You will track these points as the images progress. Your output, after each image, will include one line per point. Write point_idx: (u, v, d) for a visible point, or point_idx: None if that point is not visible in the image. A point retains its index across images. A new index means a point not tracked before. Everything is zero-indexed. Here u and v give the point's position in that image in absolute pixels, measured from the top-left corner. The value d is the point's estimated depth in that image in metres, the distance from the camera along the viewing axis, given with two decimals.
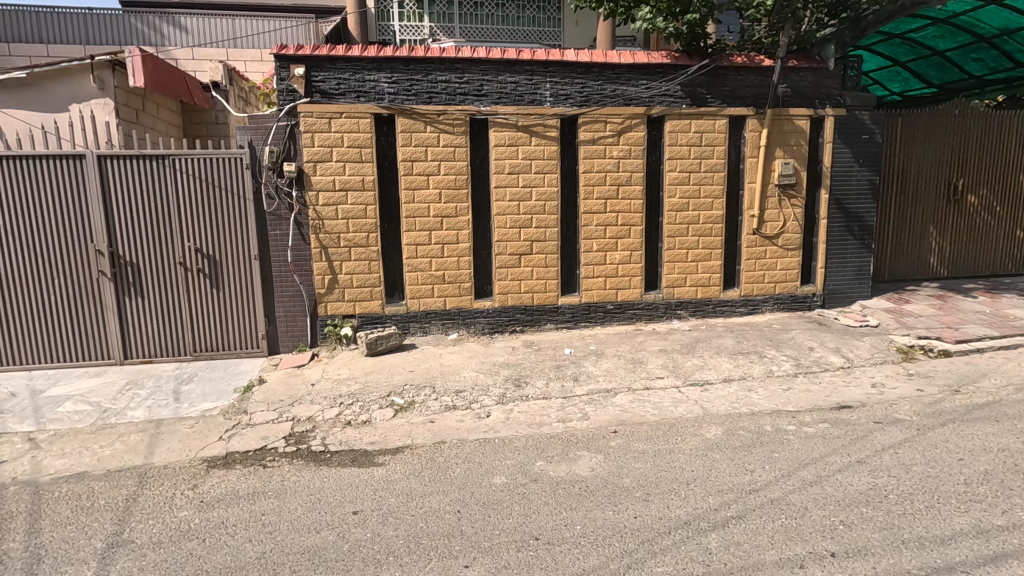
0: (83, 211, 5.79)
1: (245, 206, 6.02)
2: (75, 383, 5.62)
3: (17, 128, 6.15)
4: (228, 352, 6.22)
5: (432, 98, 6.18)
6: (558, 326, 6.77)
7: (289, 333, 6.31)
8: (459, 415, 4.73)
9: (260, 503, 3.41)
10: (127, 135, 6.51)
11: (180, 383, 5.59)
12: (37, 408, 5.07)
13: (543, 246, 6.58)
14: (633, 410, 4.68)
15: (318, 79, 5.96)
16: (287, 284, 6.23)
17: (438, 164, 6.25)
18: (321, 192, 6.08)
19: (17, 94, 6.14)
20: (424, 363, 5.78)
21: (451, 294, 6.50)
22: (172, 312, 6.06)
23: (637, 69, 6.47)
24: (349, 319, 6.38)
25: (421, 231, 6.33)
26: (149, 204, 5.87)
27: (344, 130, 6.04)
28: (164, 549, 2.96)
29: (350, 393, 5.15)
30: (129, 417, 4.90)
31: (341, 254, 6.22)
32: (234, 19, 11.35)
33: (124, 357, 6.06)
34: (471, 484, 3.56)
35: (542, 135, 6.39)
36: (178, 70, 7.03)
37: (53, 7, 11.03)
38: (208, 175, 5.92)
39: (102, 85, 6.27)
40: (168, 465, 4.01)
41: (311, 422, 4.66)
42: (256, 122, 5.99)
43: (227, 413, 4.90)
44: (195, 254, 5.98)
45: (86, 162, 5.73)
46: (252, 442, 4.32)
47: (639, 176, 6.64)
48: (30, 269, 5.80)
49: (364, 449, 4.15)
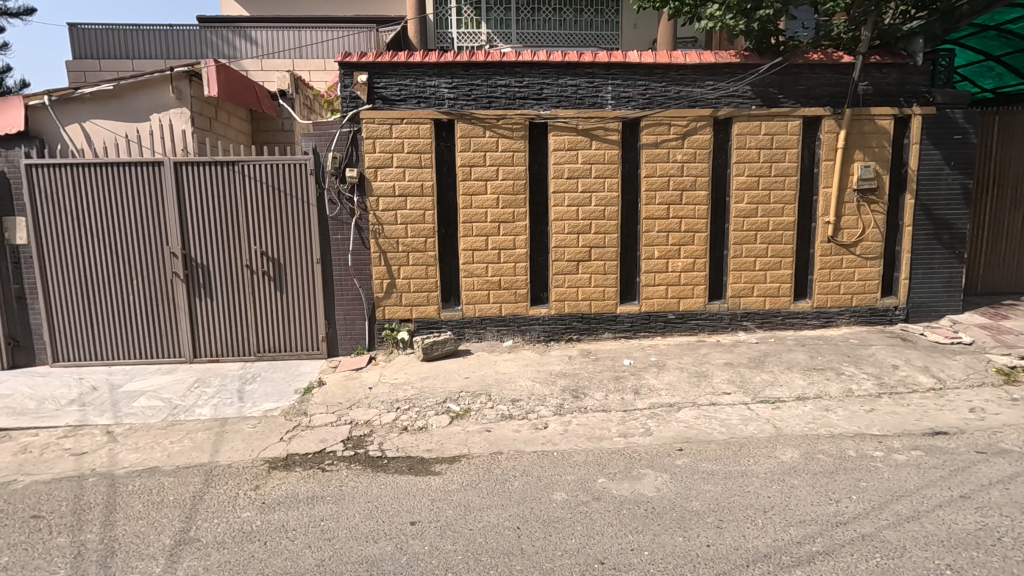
0: (160, 215, 6.08)
1: (309, 211, 6.15)
2: (149, 380, 5.88)
3: (104, 138, 6.54)
4: (291, 353, 6.36)
5: (492, 103, 6.12)
6: (616, 335, 6.56)
7: (347, 336, 6.39)
8: (517, 425, 4.62)
9: (318, 507, 3.41)
10: (201, 143, 6.81)
11: (245, 382, 5.75)
12: (114, 403, 5.32)
13: (602, 253, 6.40)
14: (699, 426, 4.43)
15: (380, 86, 6.03)
16: (347, 287, 6.31)
17: (496, 169, 6.19)
18: (381, 198, 6.15)
19: (105, 105, 6.53)
20: (480, 370, 5.72)
21: (507, 301, 6.41)
22: (239, 313, 6.26)
23: (703, 70, 6.20)
24: (406, 323, 6.40)
25: (478, 236, 6.29)
26: (220, 208, 6.10)
27: (404, 136, 6.08)
28: (227, 551, 2.98)
29: (406, 398, 5.14)
30: (197, 415, 5.06)
31: (399, 258, 6.26)
32: (300, 31, 11.80)
33: (193, 355, 6.30)
34: (532, 499, 3.43)
35: (603, 139, 6.22)
36: (250, 79, 7.31)
37: (137, 24, 11.79)
38: (274, 181, 6.09)
39: (180, 96, 6.63)
40: (232, 464, 4.09)
41: (368, 426, 4.66)
42: (320, 129, 6.11)
43: (288, 414, 4.98)
44: (261, 257, 6.17)
45: (164, 168, 6.01)
46: (312, 444, 4.36)
47: (704, 180, 6.36)
48: (113, 269, 6.13)
49: (420, 457, 4.10)
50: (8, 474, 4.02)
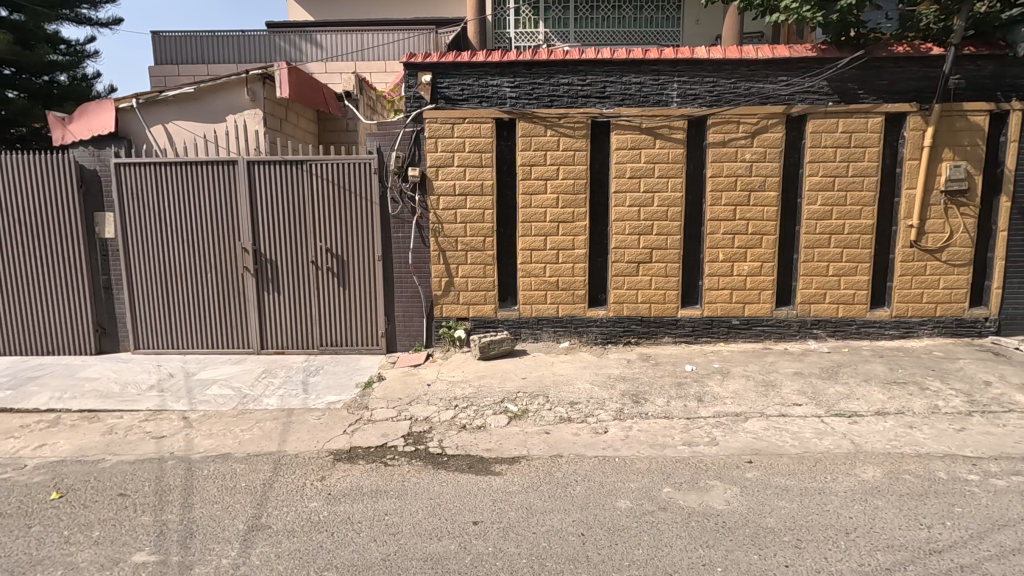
0: (233, 212, 6.36)
1: (371, 208, 6.28)
2: (220, 369, 6.16)
3: (184, 137, 6.94)
4: (352, 348, 6.52)
5: (553, 102, 6.07)
6: (676, 340, 6.37)
7: (406, 333, 6.49)
8: (576, 428, 4.54)
9: (382, 501, 3.45)
10: (272, 142, 7.09)
11: (308, 375, 5.94)
12: (190, 390, 5.61)
13: (663, 255, 6.23)
14: (769, 438, 4.23)
15: (444, 85, 6.09)
16: (407, 285, 6.40)
17: (557, 168, 6.13)
18: (442, 197, 6.20)
19: (186, 107, 6.94)
20: (537, 371, 5.68)
21: (564, 302, 6.34)
22: (304, 307, 6.46)
23: (776, 65, 5.92)
24: (463, 322, 6.43)
25: (537, 236, 6.25)
26: (289, 205, 6.31)
27: (466, 135, 6.11)
28: (296, 539, 3.06)
29: (464, 397, 5.16)
30: (265, 404, 5.25)
31: (458, 257, 6.30)
32: (363, 34, 12.11)
33: (261, 346, 6.55)
34: (595, 505, 3.35)
35: (668, 137, 6.05)
36: (319, 81, 7.55)
37: (213, 31, 12.47)
38: (340, 179, 6.26)
39: (254, 97, 6.94)
40: (299, 453, 4.22)
41: (428, 423, 4.70)
42: (384, 129, 6.22)
43: (349, 407, 5.09)
44: (326, 253, 6.35)
45: (238, 167, 6.28)
46: (373, 438, 4.43)
47: (775, 181, 6.08)
48: (189, 263, 6.45)
49: (480, 456, 4.09)
50: (97, 453, 4.30)
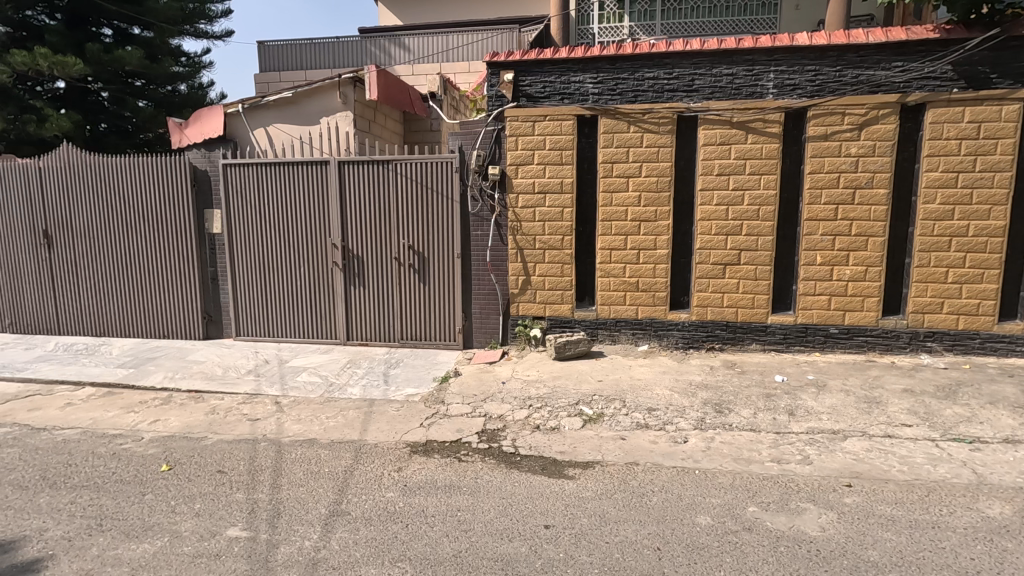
0: (324, 210, 6.71)
1: (452, 207, 6.39)
2: (310, 357, 6.53)
3: (282, 139, 7.41)
4: (430, 342, 6.67)
5: (638, 97, 5.88)
6: (765, 347, 5.97)
7: (482, 329, 6.54)
8: (653, 436, 4.36)
9: (455, 497, 3.49)
10: (361, 143, 7.41)
11: (389, 367, 6.15)
12: (282, 376, 5.99)
13: (753, 256, 5.85)
14: (872, 461, 3.84)
15: (525, 83, 6.06)
16: (484, 282, 6.45)
17: (640, 166, 5.94)
18: (521, 194, 6.20)
19: (285, 111, 7.41)
20: (614, 374, 5.53)
21: (644, 303, 6.13)
22: (386, 301, 6.70)
23: (890, 49, 5.38)
24: (539, 321, 6.39)
25: (617, 235, 6.08)
26: (375, 203, 6.56)
27: (547, 133, 6.06)
28: (373, 527, 3.15)
29: (539, 396, 5.12)
30: (348, 394, 5.49)
31: (535, 256, 6.26)
32: (448, 35, 12.39)
33: (346, 338, 6.87)
34: (673, 519, 3.19)
35: (761, 131, 5.67)
36: (406, 83, 7.77)
37: (311, 39, 13.27)
38: (423, 178, 6.42)
39: (345, 100, 7.28)
40: (378, 443, 4.36)
41: (502, 421, 4.71)
42: (466, 128, 6.29)
43: (427, 401, 5.21)
44: (408, 250, 6.54)
45: (330, 167, 6.62)
46: (449, 433, 4.50)
47: (885, 177, 5.53)
48: (285, 257, 6.89)
49: (554, 458, 4.03)
50: (201, 431, 4.68)
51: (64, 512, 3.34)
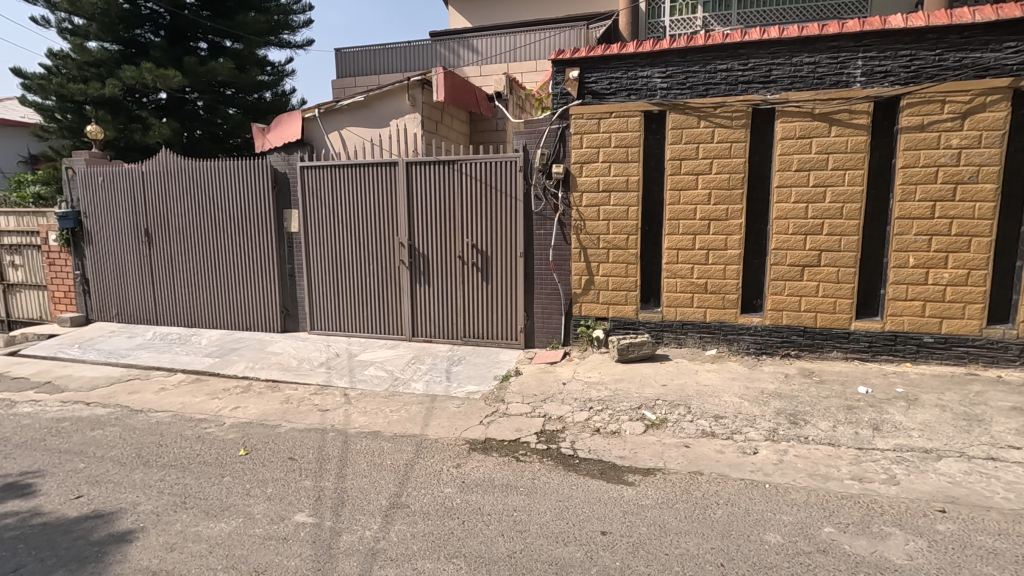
0: (392, 209, 6.91)
1: (515, 206, 6.38)
2: (377, 352, 6.75)
3: (355, 141, 7.72)
4: (492, 341, 6.71)
5: (709, 90, 5.63)
6: (848, 356, 5.56)
7: (544, 329, 6.50)
8: (720, 445, 4.17)
9: (512, 496, 3.48)
10: (428, 144, 7.59)
11: (452, 363, 6.25)
12: (351, 369, 6.24)
13: (834, 258, 5.46)
14: (971, 485, 3.47)
15: (591, 80, 5.97)
16: (547, 282, 6.41)
17: (710, 162, 5.69)
18: (585, 193, 6.11)
19: (357, 114, 7.71)
20: (679, 378, 5.33)
21: (713, 306, 5.87)
22: (450, 299, 6.81)
23: (1000, 29, 4.85)
24: (602, 322, 6.28)
25: (684, 235, 5.86)
26: (440, 202, 6.68)
27: (612, 130, 5.93)
28: (430, 522, 3.20)
29: (600, 399, 5.02)
30: (412, 388, 5.64)
31: (599, 256, 6.16)
32: (516, 35, 12.47)
33: (412, 334, 7.05)
34: (739, 534, 3.02)
35: (846, 123, 5.27)
36: (472, 84, 7.85)
37: (385, 44, 13.74)
38: (488, 177, 6.46)
39: (413, 102, 7.47)
40: (439, 439, 4.43)
41: (561, 422, 4.66)
42: (530, 127, 6.28)
43: (487, 399, 5.25)
44: (472, 248, 6.62)
45: (398, 168, 6.81)
46: (508, 432, 4.50)
47: (992, 171, 4.99)
48: (356, 254, 7.16)
49: (613, 463, 3.94)
50: (276, 418, 4.96)
51: (154, 488, 3.63)
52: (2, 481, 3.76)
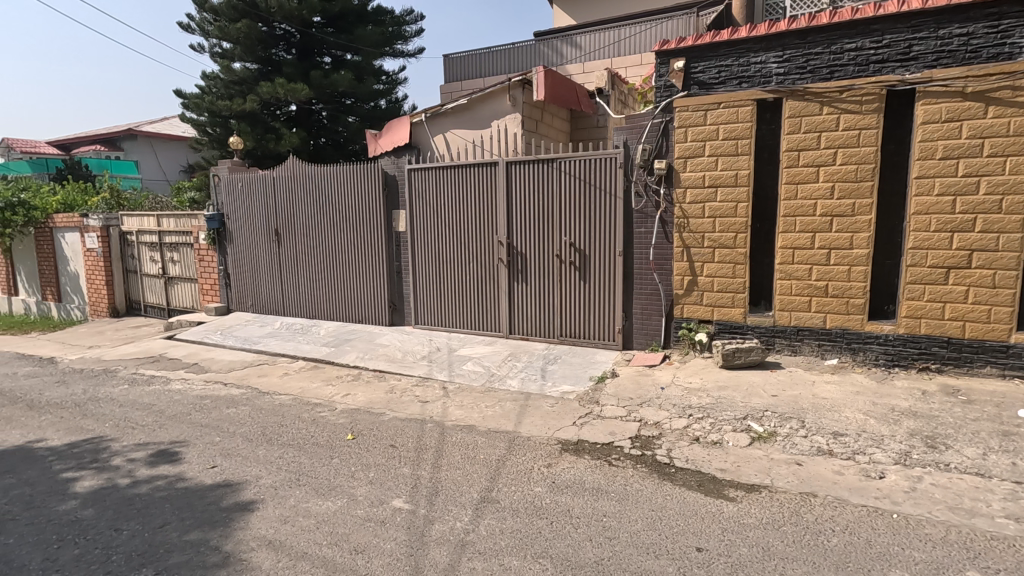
0: (492, 208, 7.05)
1: (614, 204, 6.23)
2: (475, 348, 6.94)
3: (459, 143, 7.98)
4: (589, 341, 6.61)
5: (834, 73, 5.11)
6: (1004, 373, 4.79)
7: (643, 331, 6.29)
8: (838, 465, 3.77)
9: (603, 501, 3.40)
10: (528, 143, 7.66)
11: (547, 362, 6.25)
12: (451, 363, 6.46)
13: (989, 258, 4.73)
14: None
15: (698, 70, 5.67)
16: (647, 282, 6.19)
17: (834, 153, 5.16)
18: (689, 189, 5.82)
19: (460, 117, 7.97)
20: (792, 390, 4.90)
21: (834, 311, 5.32)
22: (547, 297, 6.81)
23: None
24: (706, 325, 5.94)
25: (801, 233, 5.37)
26: (539, 201, 6.70)
27: (721, 121, 5.59)
28: (519, 519, 3.22)
29: (701, 406, 4.75)
30: (507, 385, 5.73)
31: (703, 255, 5.83)
32: (619, 29, 12.35)
33: (509, 331, 7.14)
34: (858, 568, 2.70)
35: (1008, 102, 4.54)
36: (573, 82, 7.79)
37: (490, 47, 14.07)
38: (587, 175, 6.37)
39: (514, 102, 7.56)
40: (531, 437, 4.45)
41: (657, 428, 4.47)
42: (631, 122, 6.08)
43: (581, 400, 5.19)
44: (569, 247, 6.56)
45: (498, 168, 6.92)
46: (601, 434, 4.41)
47: None
48: (457, 252, 7.40)
49: (713, 476, 3.71)
50: (381, 407, 5.27)
51: (274, 464, 4.01)
52: (156, 447, 4.36)
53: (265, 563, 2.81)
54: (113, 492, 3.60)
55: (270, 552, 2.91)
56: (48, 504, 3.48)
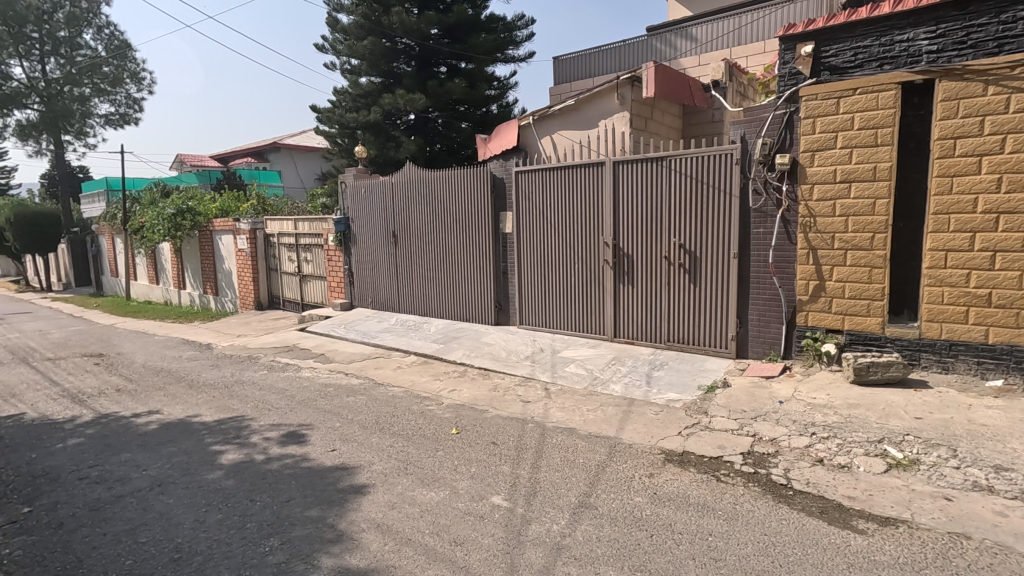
0: (598, 209, 6.94)
1: (730, 202, 5.86)
2: (579, 350, 6.87)
3: (566, 144, 7.97)
4: (698, 348, 6.27)
5: (1004, 46, 4.41)
6: None
7: (759, 339, 5.84)
8: (999, 504, 3.22)
9: (708, 519, 3.20)
10: (637, 142, 7.46)
11: (653, 368, 6.03)
12: (553, 364, 6.47)
13: None
14: None
15: (829, 54, 5.17)
16: (765, 286, 5.74)
17: (1002, 139, 4.44)
18: (816, 185, 5.31)
19: (568, 118, 7.96)
20: (942, 413, 4.27)
21: (999, 324, 4.57)
22: (654, 300, 6.57)
23: None
24: (835, 335, 5.37)
25: (957, 233, 4.67)
26: (647, 200, 6.48)
27: (856, 109, 5.03)
28: (617, 528, 3.13)
29: (826, 425, 4.31)
30: (610, 389, 5.61)
31: (832, 257, 5.28)
32: (739, 16, 11.84)
33: (614, 335, 7.00)
34: None
35: None
36: (686, 76, 7.46)
37: (600, 46, 13.91)
38: (699, 173, 6.06)
39: (623, 100, 7.40)
40: (633, 444, 4.32)
41: (773, 445, 4.12)
42: (750, 115, 5.66)
43: (688, 409, 4.94)
44: (679, 249, 6.28)
45: (605, 168, 6.81)
46: (709, 447, 4.16)
47: None
48: (562, 253, 7.39)
49: (838, 503, 3.34)
50: (484, 404, 5.42)
51: (385, 452, 4.27)
52: (286, 429, 4.83)
53: (373, 545, 3.00)
54: (250, 466, 4.06)
55: (378, 535, 3.10)
56: (199, 472, 4.00)
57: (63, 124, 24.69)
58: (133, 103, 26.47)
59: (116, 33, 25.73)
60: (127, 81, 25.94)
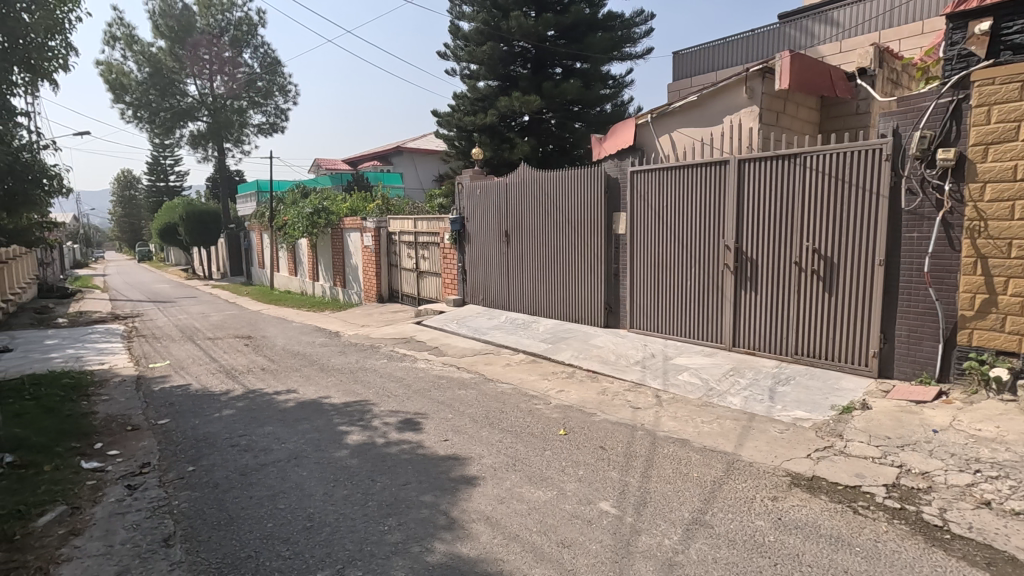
0: (720, 210, 6.56)
1: (875, 204, 5.26)
2: (693, 358, 6.55)
3: (686, 142, 7.62)
4: (832, 363, 5.70)
5: None
6: None
7: (908, 358, 5.17)
8: None
9: (842, 554, 2.89)
10: (767, 137, 6.94)
11: (778, 382, 5.57)
12: (665, 371, 6.23)
13: None
14: None
15: (1012, 31, 4.49)
16: (917, 298, 5.07)
17: None
18: (989, 183, 4.58)
19: (689, 115, 7.62)
20: None
21: None
22: (781, 308, 6.08)
23: None
24: (1009, 359, 4.57)
25: None
26: (777, 201, 6.01)
27: None
28: (736, 551, 2.93)
29: (994, 462, 3.71)
30: (728, 402, 5.28)
31: (1009, 267, 4.51)
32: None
33: (732, 344, 6.58)
34: None
35: None
36: (825, 63, 6.79)
37: (726, 37, 13.16)
38: (839, 171, 5.50)
39: (751, 94, 6.94)
40: (754, 463, 4.01)
41: (925, 480, 3.62)
42: (905, 104, 5.01)
43: (819, 430, 4.50)
44: (812, 254, 5.76)
45: (729, 166, 6.42)
46: (844, 475, 3.76)
47: None
48: (678, 256, 7.08)
49: (1011, 555, 2.85)
50: (593, 407, 5.35)
51: (495, 446, 4.37)
52: (403, 416, 5.13)
53: (483, 536, 3.08)
54: (372, 448, 4.35)
55: (487, 527, 3.17)
56: (328, 449, 4.36)
57: (225, 134, 28.20)
58: (280, 113, 29.73)
59: (269, 51, 29.06)
60: (276, 94, 29.52)
